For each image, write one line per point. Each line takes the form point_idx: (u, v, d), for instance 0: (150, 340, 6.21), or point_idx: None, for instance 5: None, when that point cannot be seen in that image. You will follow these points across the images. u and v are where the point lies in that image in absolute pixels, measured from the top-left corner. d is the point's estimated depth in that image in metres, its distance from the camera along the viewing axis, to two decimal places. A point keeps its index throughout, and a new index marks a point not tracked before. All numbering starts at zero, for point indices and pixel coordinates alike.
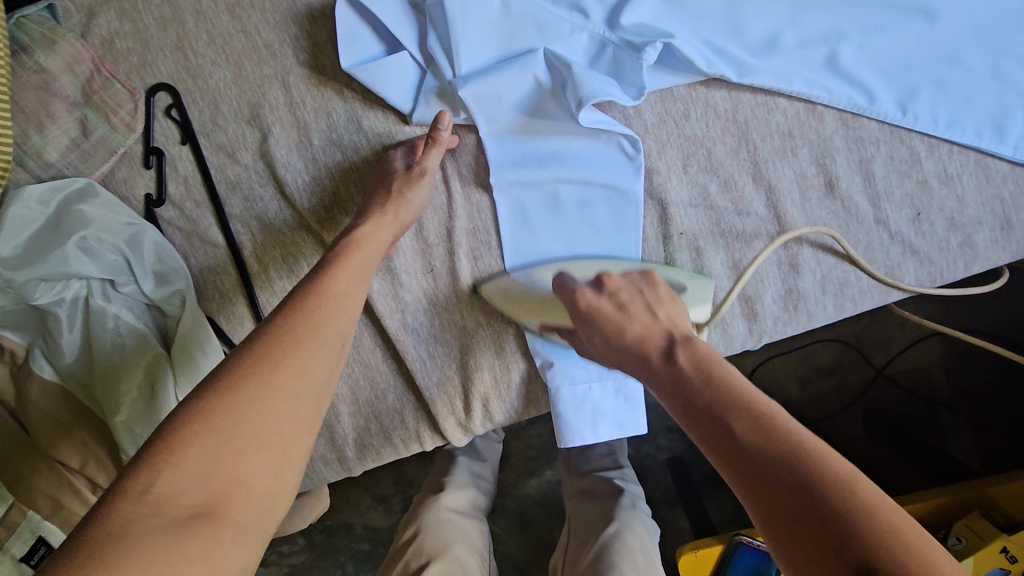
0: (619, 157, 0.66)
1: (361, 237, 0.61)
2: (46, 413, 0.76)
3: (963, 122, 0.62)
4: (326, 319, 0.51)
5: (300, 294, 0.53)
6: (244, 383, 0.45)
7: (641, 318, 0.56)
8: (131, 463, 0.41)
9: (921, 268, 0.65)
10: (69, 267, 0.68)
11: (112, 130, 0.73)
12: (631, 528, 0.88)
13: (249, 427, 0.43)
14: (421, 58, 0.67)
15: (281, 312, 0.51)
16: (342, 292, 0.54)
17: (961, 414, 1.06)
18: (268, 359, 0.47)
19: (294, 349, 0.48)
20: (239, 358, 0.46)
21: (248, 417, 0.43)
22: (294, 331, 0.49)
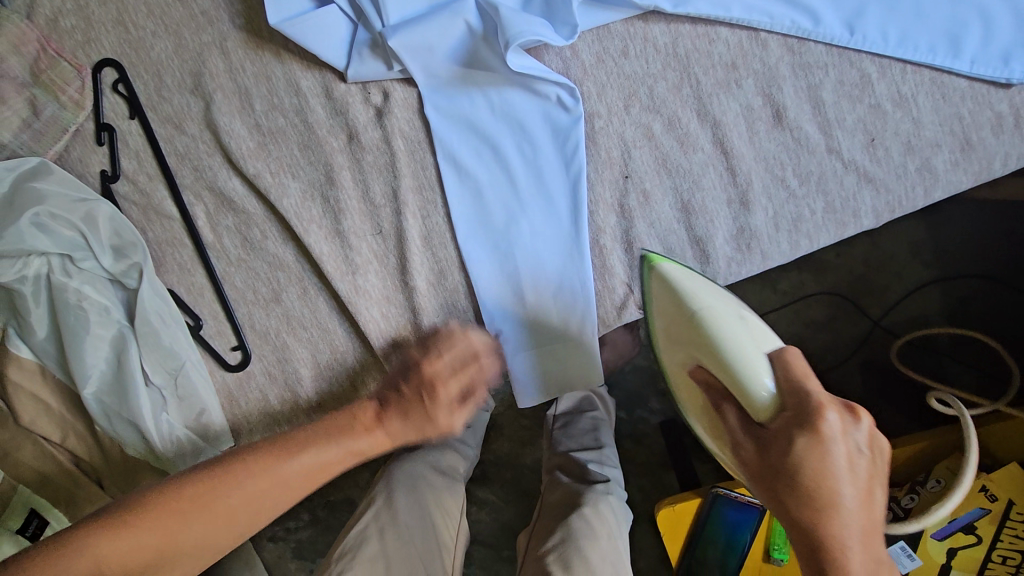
0: (558, 109, 0.65)
1: None
2: (25, 389, 0.78)
3: (915, 39, 0.58)
4: (289, 492, 0.59)
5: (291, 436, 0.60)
6: (193, 498, 0.55)
7: (842, 451, 0.47)
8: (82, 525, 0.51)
9: (877, 197, 0.62)
10: (25, 244, 0.70)
11: (62, 109, 0.74)
12: (599, 512, 0.87)
13: (183, 533, 0.54)
14: (352, 13, 0.66)
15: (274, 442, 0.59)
16: (320, 481, 0.60)
17: (963, 362, 1.01)
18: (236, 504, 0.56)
19: (261, 508, 0.58)
20: (206, 468, 0.56)
21: (202, 525, 0.55)
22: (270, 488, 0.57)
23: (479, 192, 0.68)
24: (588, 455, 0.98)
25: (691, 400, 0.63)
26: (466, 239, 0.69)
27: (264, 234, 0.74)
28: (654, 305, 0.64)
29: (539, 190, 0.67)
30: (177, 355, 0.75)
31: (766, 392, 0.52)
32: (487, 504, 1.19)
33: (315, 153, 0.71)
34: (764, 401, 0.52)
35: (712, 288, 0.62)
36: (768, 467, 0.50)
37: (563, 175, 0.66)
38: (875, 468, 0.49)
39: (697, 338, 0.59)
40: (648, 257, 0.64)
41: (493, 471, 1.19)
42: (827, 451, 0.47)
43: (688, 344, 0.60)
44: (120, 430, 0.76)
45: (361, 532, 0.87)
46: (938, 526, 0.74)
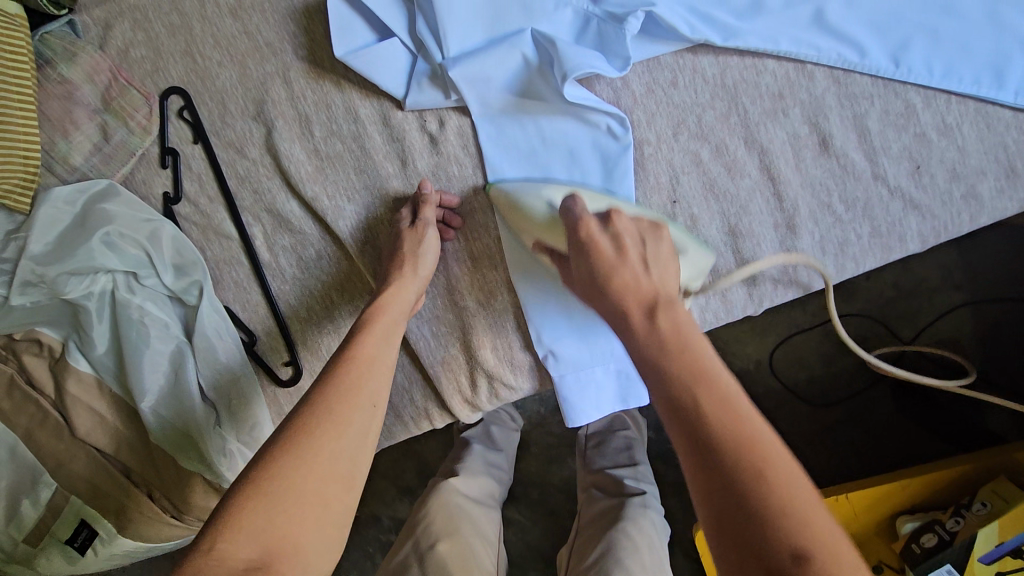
0: (607, 139, 0.67)
1: (385, 300, 0.64)
2: (81, 401, 0.80)
3: (960, 71, 0.61)
4: (377, 381, 0.56)
5: (341, 353, 0.58)
6: (292, 450, 0.49)
7: (644, 326, 0.50)
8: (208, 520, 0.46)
9: (923, 223, 0.63)
10: (95, 263, 0.73)
11: (130, 134, 0.77)
12: (637, 524, 0.89)
13: (281, 473, 0.47)
14: (412, 45, 0.69)
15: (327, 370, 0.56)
16: (371, 356, 0.58)
17: (997, 385, 1.01)
18: (324, 407, 0.52)
19: (341, 395, 0.53)
20: (285, 428, 0.50)
21: (311, 446, 0.49)
22: (339, 380, 0.54)
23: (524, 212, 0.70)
24: (623, 471, 1.00)
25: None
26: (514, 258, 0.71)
27: (319, 254, 0.77)
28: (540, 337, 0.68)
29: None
30: (233, 369, 0.78)
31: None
32: (515, 523, 1.19)
33: (370, 177, 0.74)
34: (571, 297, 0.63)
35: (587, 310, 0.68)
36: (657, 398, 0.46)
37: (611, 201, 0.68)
38: (650, 246, 0.57)
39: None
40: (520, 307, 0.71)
41: (524, 488, 1.19)
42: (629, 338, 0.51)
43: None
44: (171, 442, 0.78)
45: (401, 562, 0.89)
46: (987, 551, 0.73)
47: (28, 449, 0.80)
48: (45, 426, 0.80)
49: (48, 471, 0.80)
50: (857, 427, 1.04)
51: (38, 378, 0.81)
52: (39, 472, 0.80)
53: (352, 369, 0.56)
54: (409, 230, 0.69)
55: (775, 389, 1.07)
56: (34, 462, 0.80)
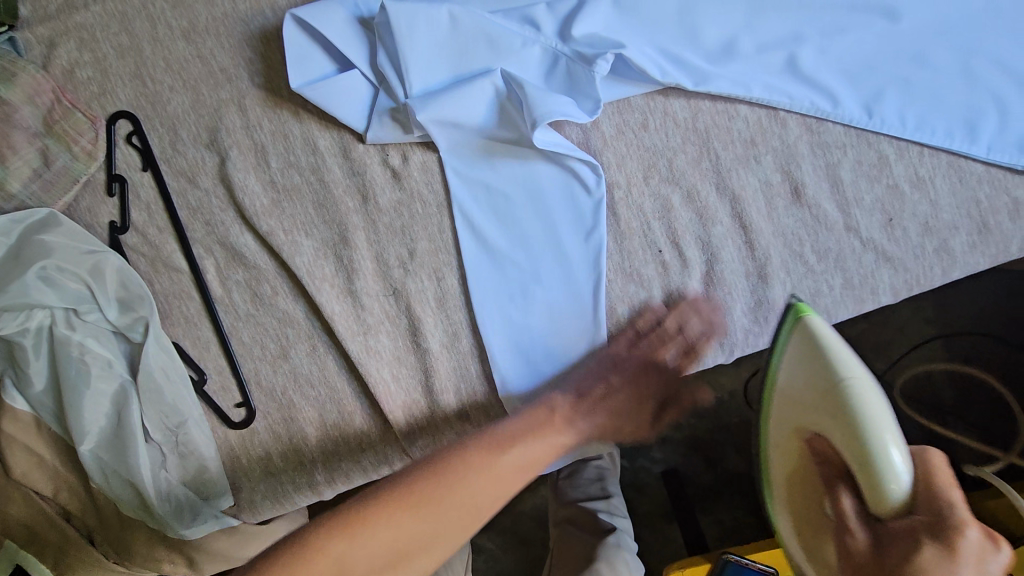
0: (579, 190, 0.65)
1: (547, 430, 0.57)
2: (19, 442, 0.73)
3: (932, 124, 0.60)
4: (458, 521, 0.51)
5: (481, 442, 0.55)
6: (388, 513, 0.50)
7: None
8: (317, 524, 0.49)
9: (896, 276, 0.62)
10: (31, 298, 0.69)
11: (74, 159, 0.72)
12: (611, 566, 0.87)
13: (370, 531, 0.49)
14: (373, 77, 0.66)
15: (452, 451, 0.54)
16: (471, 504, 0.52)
17: (969, 423, 0.98)
18: (417, 490, 0.51)
19: (447, 485, 0.52)
20: (416, 482, 0.51)
21: (409, 522, 0.50)
22: (442, 480, 0.52)
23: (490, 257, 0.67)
24: (597, 505, 0.97)
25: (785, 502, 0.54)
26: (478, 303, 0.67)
27: (274, 290, 0.73)
28: (793, 355, 0.54)
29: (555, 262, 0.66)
30: (180, 411, 0.73)
31: (901, 487, 0.44)
32: (484, 553, 1.16)
33: (329, 212, 0.70)
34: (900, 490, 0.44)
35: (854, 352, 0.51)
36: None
37: (581, 250, 0.65)
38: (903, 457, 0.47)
39: (833, 411, 0.48)
40: (796, 305, 0.56)
41: (494, 518, 1.15)
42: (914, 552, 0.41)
43: (818, 411, 0.50)
44: (115, 488, 0.73)
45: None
46: None
47: None
48: None
49: None
50: None
51: None
52: None
53: (467, 476, 0.52)
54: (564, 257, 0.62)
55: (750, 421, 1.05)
56: None
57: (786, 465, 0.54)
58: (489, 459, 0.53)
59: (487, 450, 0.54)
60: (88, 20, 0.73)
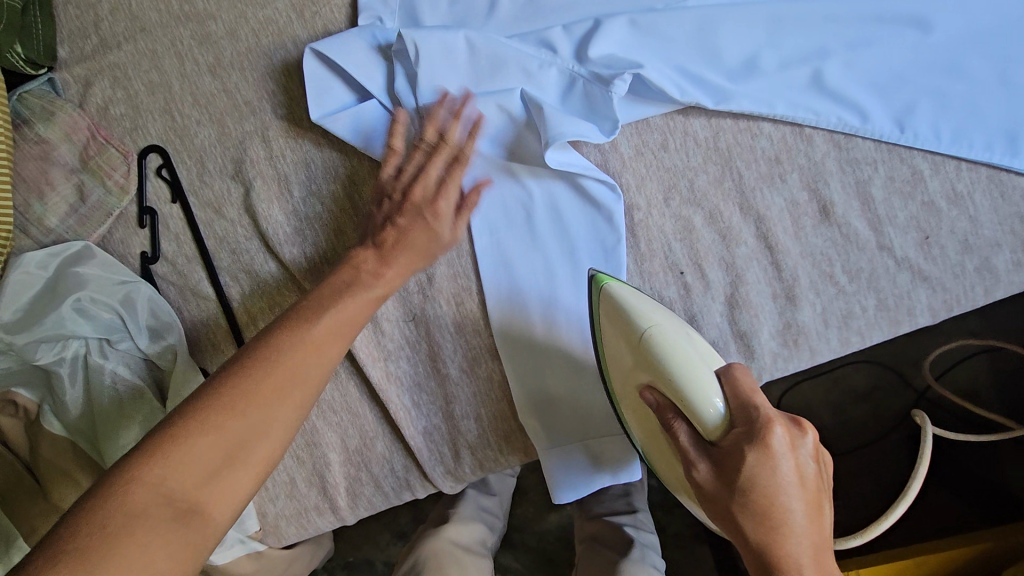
0: (597, 212, 0.64)
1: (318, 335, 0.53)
2: (54, 466, 0.73)
3: (970, 136, 0.57)
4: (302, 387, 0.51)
5: (293, 317, 0.54)
6: (228, 400, 0.47)
7: (788, 462, 0.48)
8: (131, 458, 0.44)
9: (934, 296, 0.59)
10: (66, 329, 0.71)
11: (107, 193, 0.75)
12: None
13: (221, 428, 0.46)
14: (391, 105, 0.67)
15: (255, 347, 0.51)
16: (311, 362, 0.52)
17: (1019, 440, 0.92)
18: (258, 382, 0.49)
19: (283, 366, 0.50)
20: (217, 389, 0.48)
21: (232, 425, 0.46)
22: (244, 381, 0.49)
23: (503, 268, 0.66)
24: (623, 518, 0.94)
25: (660, 453, 0.60)
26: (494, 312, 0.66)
27: None
28: (603, 321, 0.60)
29: (575, 281, 0.65)
30: None
31: (715, 411, 0.52)
32: (511, 572, 1.14)
33: (350, 239, 0.71)
34: (710, 411, 0.52)
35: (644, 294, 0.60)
36: (723, 508, 0.50)
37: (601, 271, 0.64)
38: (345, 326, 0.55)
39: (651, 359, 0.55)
40: (598, 277, 0.61)
41: (519, 538, 1.14)
42: (769, 455, 0.48)
43: (642, 366, 0.56)
44: None
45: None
46: None
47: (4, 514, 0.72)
48: (18, 489, 0.73)
49: (21, 535, 0.71)
50: (873, 482, 0.95)
51: (14, 440, 0.75)
52: (12, 536, 0.71)
53: (283, 357, 0.51)
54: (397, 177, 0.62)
55: None
56: (7, 525, 0.71)
57: (637, 418, 0.60)
58: (277, 333, 0.52)
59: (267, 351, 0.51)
60: (121, 59, 0.76)
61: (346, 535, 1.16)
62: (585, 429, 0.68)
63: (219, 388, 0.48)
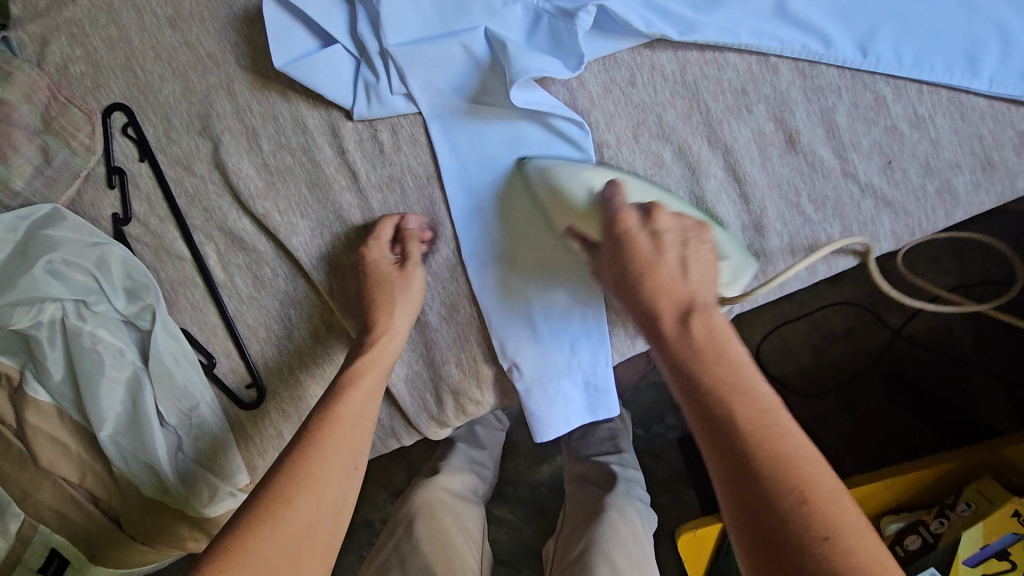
0: (565, 148, 0.64)
1: (345, 413, 0.57)
2: (41, 432, 0.75)
3: (931, 59, 0.58)
4: (357, 440, 0.57)
5: (320, 409, 0.58)
6: (291, 497, 0.51)
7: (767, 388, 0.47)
8: (200, 567, 0.46)
9: (897, 221, 0.60)
10: (41, 292, 0.70)
11: (73, 154, 0.74)
12: (623, 513, 0.88)
13: (291, 521, 0.49)
14: (355, 50, 0.66)
15: (300, 437, 0.55)
16: (356, 417, 0.58)
17: (988, 370, 0.95)
18: (306, 475, 0.52)
19: (331, 452, 0.54)
20: (279, 479, 0.52)
21: (306, 520, 0.50)
22: (306, 466, 0.52)
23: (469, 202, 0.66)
24: (609, 458, 0.97)
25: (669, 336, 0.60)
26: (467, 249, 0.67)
27: (274, 271, 0.74)
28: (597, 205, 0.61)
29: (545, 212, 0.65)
30: (192, 394, 0.75)
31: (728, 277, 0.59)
32: (505, 523, 1.17)
33: (323, 191, 0.71)
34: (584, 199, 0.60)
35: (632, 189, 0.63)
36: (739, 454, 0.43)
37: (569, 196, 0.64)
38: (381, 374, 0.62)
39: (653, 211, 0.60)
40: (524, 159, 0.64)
41: (511, 490, 1.17)
42: (628, 241, 0.56)
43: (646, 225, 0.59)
44: (133, 470, 0.75)
45: (386, 566, 0.90)
46: (971, 553, 0.73)
47: None
48: (8, 456, 0.75)
49: (14, 501, 0.74)
50: (849, 418, 0.98)
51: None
52: (5, 504, 0.74)
53: (333, 431, 0.56)
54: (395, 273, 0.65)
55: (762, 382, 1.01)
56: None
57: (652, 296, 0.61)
58: (331, 403, 0.58)
59: (324, 430, 0.55)
60: (77, 15, 0.74)
61: None
62: (574, 295, 0.67)
63: (284, 481, 0.51)
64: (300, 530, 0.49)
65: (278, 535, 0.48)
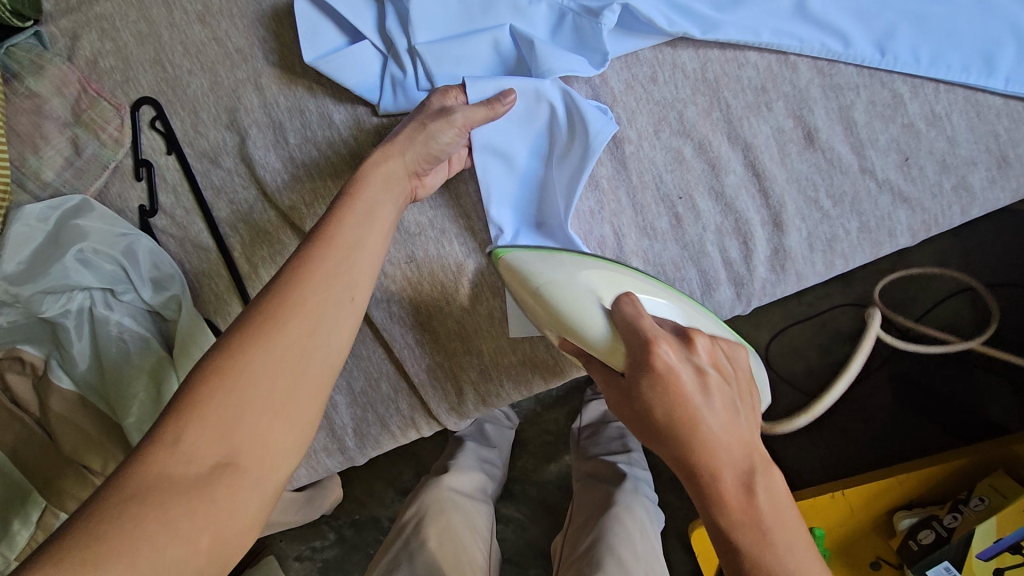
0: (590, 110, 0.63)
1: (337, 238, 0.52)
2: (66, 420, 0.75)
3: (948, 58, 0.59)
4: (354, 274, 0.51)
5: (309, 240, 0.52)
6: (260, 336, 0.45)
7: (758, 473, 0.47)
8: (158, 419, 0.42)
9: (913, 217, 0.62)
10: (70, 279, 0.71)
11: (102, 146, 0.75)
12: (630, 512, 0.89)
13: (259, 364, 0.44)
14: (382, 46, 0.68)
15: (281, 272, 0.50)
16: (350, 245, 0.52)
17: (995, 371, 0.96)
18: (279, 309, 0.46)
19: (312, 285, 0.48)
20: (249, 318, 0.46)
21: (274, 361, 0.44)
22: (286, 300, 0.47)
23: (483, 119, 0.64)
24: (617, 456, 0.99)
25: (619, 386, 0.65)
26: (480, 156, 0.65)
27: None
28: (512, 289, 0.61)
29: (559, 160, 0.66)
30: None
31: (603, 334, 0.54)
32: (513, 521, 1.17)
33: (347, 184, 0.72)
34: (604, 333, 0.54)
35: (543, 254, 0.60)
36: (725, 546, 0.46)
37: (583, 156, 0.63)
38: (380, 197, 0.57)
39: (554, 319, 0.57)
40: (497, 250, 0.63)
41: (520, 489, 1.17)
42: (670, 382, 0.48)
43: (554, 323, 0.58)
44: None
45: (393, 559, 0.91)
46: (984, 547, 0.74)
47: (16, 468, 0.73)
48: (28, 444, 0.74)
49: (37, 489, 0.73)
50: (856, 419, 0.99)
51: (21, 397, 0.76)
52: (28, 490, 0.73)
53: (321, 259, 0.50)
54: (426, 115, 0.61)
55: (772, 382, 1.01)
56: (24, 480, 0.73)
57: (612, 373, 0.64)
58: (326, 231, 0.53)
59: (305, 263, 0.50)
60: (108, 11, 0.76)
61: (352, 492, 1.18)
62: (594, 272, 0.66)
63: (263, 316, 0.46)
64: (282, 363, 0.45)
65: (249, 377, 0.43)
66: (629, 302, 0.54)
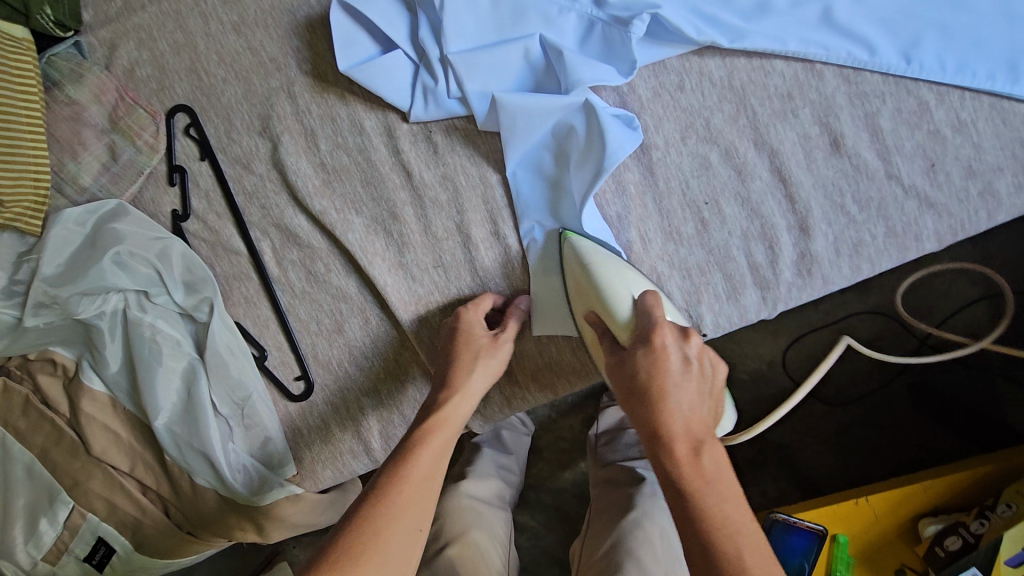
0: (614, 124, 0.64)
1: (413, 470, 0.55)
2: (96, 420, 0.76)
3: (973, 66, 0.60)
4: (423, 506, 0.54)
5: (389, 466, 0.55)
6: (354, 552, 0.48)
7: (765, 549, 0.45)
8: None
9: (940, 222, 0.63)
10: (106, 281, 0.73)
11: (138, 153, 0.77)
12: (650, 516, 0.88)
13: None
14: (414, 55, 0.70)
15: (366, 495, 0.53)
16: (423, 479, 0.55)
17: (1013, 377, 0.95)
18: (371, 530, 0.50)
19: (395, 511, 0.52)
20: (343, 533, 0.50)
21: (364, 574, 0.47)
22: (378, 517, 0.51)
23: (514, 133, 0.66)
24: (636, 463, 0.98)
25: None
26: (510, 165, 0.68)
27: (328, 267, 0.77)
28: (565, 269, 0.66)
29: (579, 165, 0.66)
30: (245, 386, 0.77)
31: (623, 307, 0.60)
32: (529, 529, 1.17)
33: (377, 190, 0.73)
34: (624, 316, 0.60)
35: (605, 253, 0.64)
36: None
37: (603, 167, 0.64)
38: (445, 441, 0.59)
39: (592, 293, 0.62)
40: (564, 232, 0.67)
41: (536, 496, 1.17)
42: (660, 359, 0.53)
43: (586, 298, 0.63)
44: (183, 461, 0.77)
45: None
46: (1013, 554, 0.74)
47: (47, 470, 0.76)
48: (61, 444, 0.76)
49: (64, 489, 0.76)
50: (875, 427, 0.99)
51: (52, 398, 0.77)
52: (56, 490, 0.76)
53: (402, 490, 0.53)
54: (486, 341, 0.66)
55: (789, 390, 1.01)
56: (51, 481, 0.76)
57: None
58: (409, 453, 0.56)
59: (390, 490, 0.53)
60: (146, 21, 0.78)
61: None
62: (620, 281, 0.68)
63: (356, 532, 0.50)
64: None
65: None
66: (649, 295, 0.59)
